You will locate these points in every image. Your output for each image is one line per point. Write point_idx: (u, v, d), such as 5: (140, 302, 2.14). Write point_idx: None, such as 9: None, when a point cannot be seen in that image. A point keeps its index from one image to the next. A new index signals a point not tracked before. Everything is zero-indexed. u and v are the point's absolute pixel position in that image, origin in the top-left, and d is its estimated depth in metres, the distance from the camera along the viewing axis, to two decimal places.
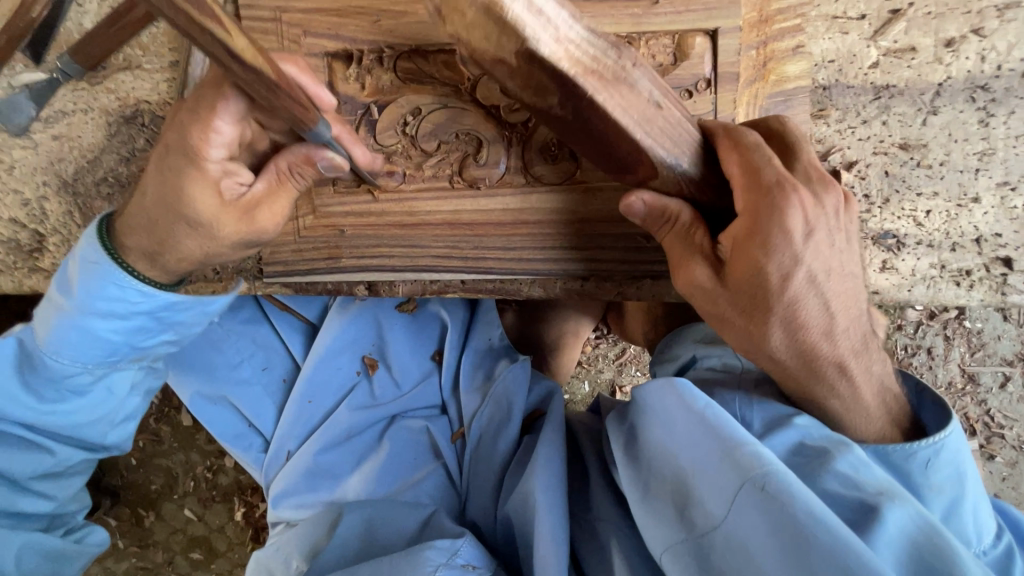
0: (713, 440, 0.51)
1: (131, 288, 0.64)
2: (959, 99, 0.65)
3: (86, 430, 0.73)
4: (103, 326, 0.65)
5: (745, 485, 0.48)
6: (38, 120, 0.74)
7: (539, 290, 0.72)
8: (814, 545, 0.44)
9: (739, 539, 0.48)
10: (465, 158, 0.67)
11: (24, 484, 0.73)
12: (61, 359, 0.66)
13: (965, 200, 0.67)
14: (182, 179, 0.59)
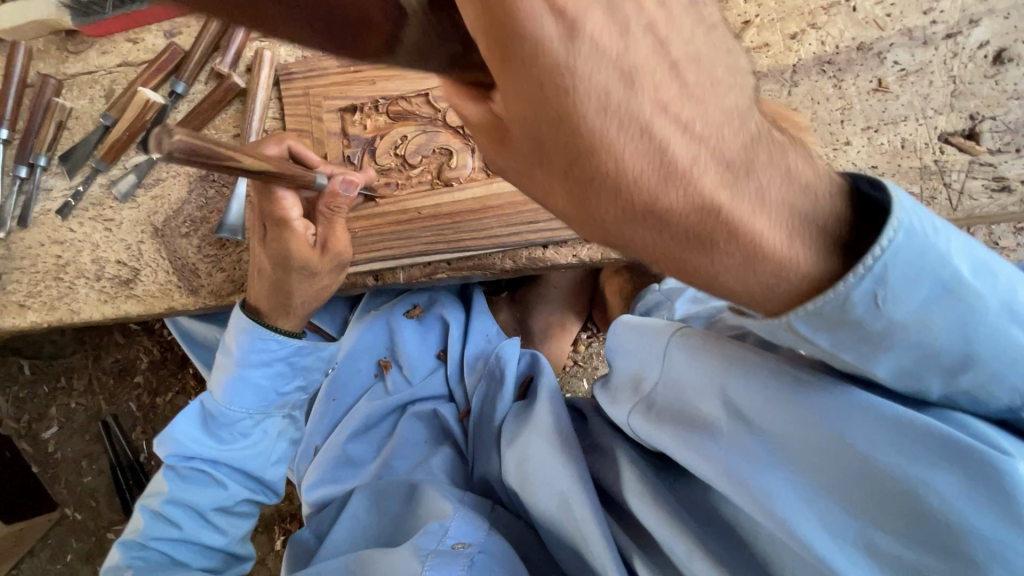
0: (667, 346, 0.62)
1: (272, 341, 0.92)
2: (812, 73, 0.84)
3: (250, 464, 0.96)
4: (258, 374, 0.93)
5: (670, 338, 0.62)
6: (142, 187, 1.04)
7: (509, 262, 0.90)
8: (713, 348, 0.57)
9: (672, 382, 0.62)
10: (440, 165, 0.90)
11: (208, 518, 0.94)
12: (230, 405, 0.93)
13: (840, 144, 0.82)
14: (284, 239, 0.84)
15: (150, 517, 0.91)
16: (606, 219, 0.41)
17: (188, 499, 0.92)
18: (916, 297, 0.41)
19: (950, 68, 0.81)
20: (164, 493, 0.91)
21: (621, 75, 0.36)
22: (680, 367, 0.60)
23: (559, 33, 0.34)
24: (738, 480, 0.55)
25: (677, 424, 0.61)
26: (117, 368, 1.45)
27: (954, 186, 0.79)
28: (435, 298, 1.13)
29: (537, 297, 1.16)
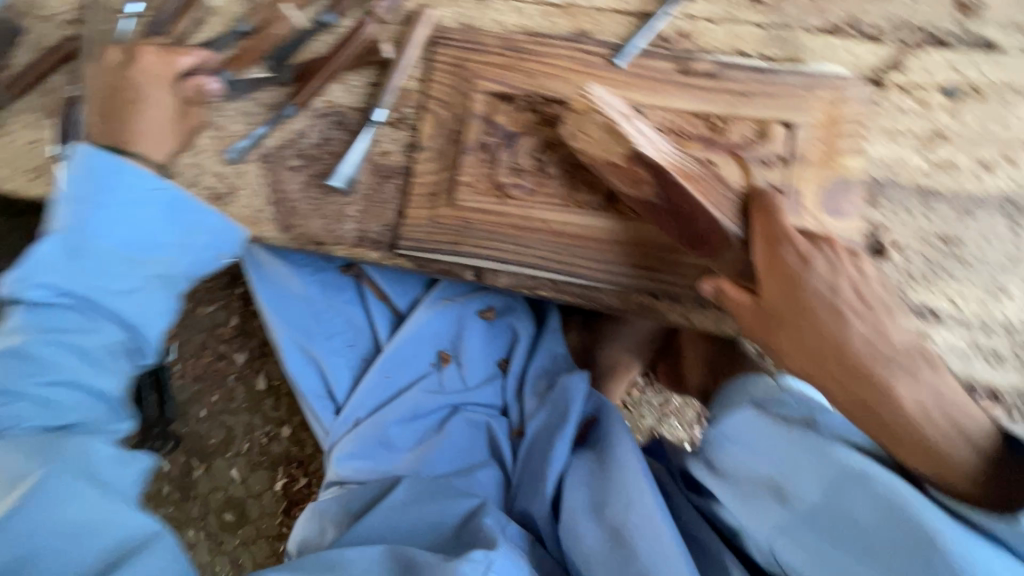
0: (835, 478, 0.70)
1: (117, 169, 0.81)
2: (993, 209, 0.79)
3: (122, 307, 0.83)
4: (110, 204, 0.81)
5: (841, 475, 0.69)
6: (261, 106, 0.99)
7: (618, 301, 0.86)
8: (871, 482, 0.67)
9: (839, 510, 0.69)
10: (579, 184, 0.86)
11: (87, 358, 0.81)
12: (70, 237, 0.79)
13: (997, 291, 0.78)
14: None
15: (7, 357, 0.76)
16: (803, 362, 0.70)
17: (68, 336, 0.80)
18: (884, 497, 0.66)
19: None
20: (18, 340, 0.77)
21: (828, 263, 0.70)
22: (865, 505, 0.67)
23: (799, 263, 0.70)
24: None
25: (822, 550, 0.70)
26: None
27: None
28: (511, 305, 1.10)
29: (612, 332, 1.13)
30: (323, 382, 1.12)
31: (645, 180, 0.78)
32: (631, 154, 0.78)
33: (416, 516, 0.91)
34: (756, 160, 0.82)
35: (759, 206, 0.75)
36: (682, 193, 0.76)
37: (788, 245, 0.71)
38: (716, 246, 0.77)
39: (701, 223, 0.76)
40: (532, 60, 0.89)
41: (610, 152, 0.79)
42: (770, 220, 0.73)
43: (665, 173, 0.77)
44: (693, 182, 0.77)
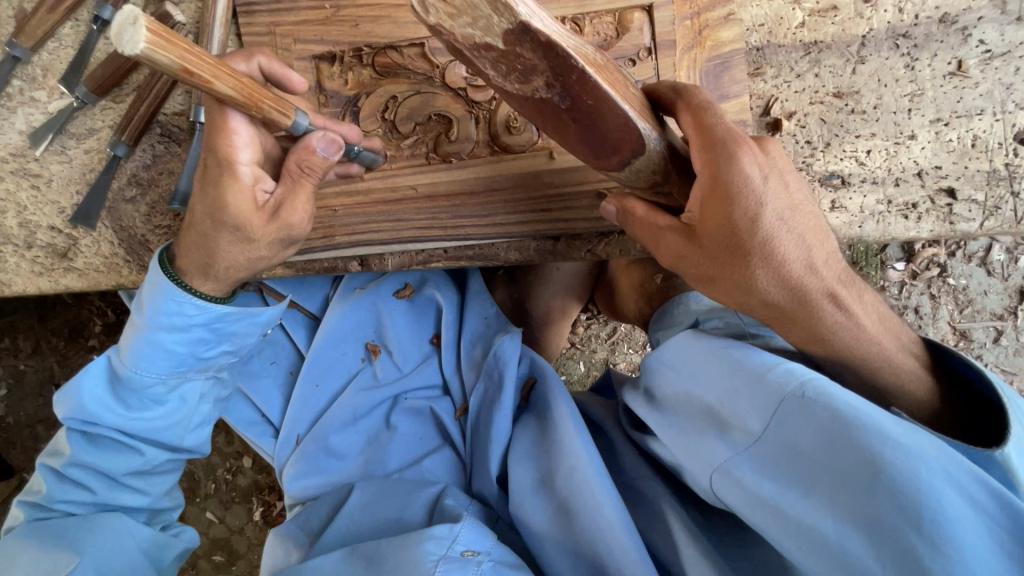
0: (775, 398, 0.55)
1: (189, 304, 0.78)
2: (883, 47, 0.71)
3: (166, 434, 0.87)
4: (172, 341, 0.79)
5: (784, 398, 0.54)
6: (72, 138, 0.86)
7: (515, 254, 0.78)
8: (819, 404, 0.51)
9: (783, 440, 0.54)
10: (438, 136, 0.76)
11: (120, 480, 0.86)
12: (141, 371, 0.81)
13: (902, 138, 0.71)
14: (221, 186, 0.67)
15: (55, 476, 0.84)
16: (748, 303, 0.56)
17: (96, 465, 0.84)
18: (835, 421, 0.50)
19: None
20: (68, 456, 0.83)
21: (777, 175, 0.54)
22: (811, 429, 0.52)
23: (758, 179, 0.53)
24: (821, 549, 0.51)
25: (763, 484, 0.55)
26: (69, 330, 1.31)
27: (1022, 197, 0.70)
28: (427, 278, 1.04)
29: (537, 278, 1.06)
30: (255, 408, 1.07)
31: (533, 68, 0.46)
32: (515, 29, 0.43)
33: (374, 515, 0.89)
34: (620, 59, 0.72)
35: (681, 100, 0.58)
36: (587, 86, 0.47)
37: (745, 152, 0.53)
38: (627, 156, 0.55)
39: (611, 129, 0.52)
40: (348, 5, 0.76)
41: (482, 31, 0.44)
42: (704, 121, 0.55)
43: (570, 63, 0.45)
44: (601, 72, 0.49)
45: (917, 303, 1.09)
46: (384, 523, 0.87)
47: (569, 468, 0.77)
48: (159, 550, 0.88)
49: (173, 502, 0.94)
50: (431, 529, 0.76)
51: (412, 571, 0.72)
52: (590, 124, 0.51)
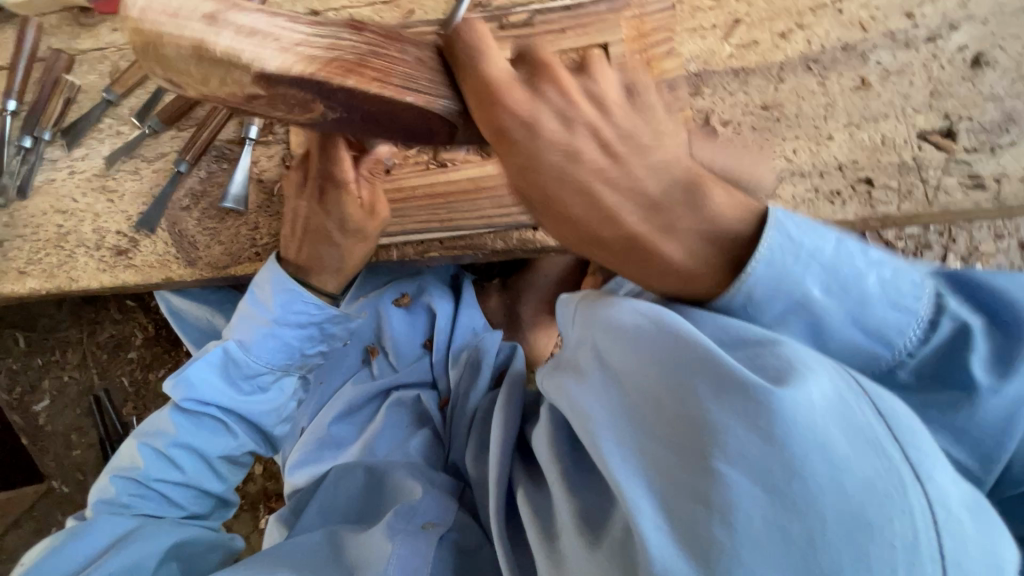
0: (591, 310, 0.58)
1: (310, 304, 0.95)
2: (799, 70, 0.87)
3: (264, 421, 1.01)
4: (289, 333, 0.97)
5: (574, 304, 0.64)
6: (145, 160, 1.06)
7: (501, 243, 0.92)
8: (593, 296, 0.61)
9: (570, 339, 0.62)
10: (437, 146, 0.92)
11: (211, 463, 0.99)
12: (256, 358, 0.96)
13: (821, 139, 0.85)
14: (338, 199, 0.87)
15: (152, 455, 0.95)
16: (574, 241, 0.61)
17: (198, 445, 0.97)
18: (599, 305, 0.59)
19: (929, 70, 0.84)
20: (172, 437, 0.95)
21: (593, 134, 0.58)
22: (613, 322, 0.54)
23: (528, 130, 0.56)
24: (577, 411, 0.54)
25: (574, 387, 0.55)
26: (112, 344, 1.46)
27: (931, 182, 0.82)
28: (424, 287, 1.16)
29: (527, 285, 1.19)
30: None
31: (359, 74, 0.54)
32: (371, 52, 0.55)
33: (354, 491, 0.98)
34: None
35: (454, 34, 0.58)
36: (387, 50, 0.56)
37: (506, 94, 0.56)
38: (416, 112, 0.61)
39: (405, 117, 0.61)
40: None
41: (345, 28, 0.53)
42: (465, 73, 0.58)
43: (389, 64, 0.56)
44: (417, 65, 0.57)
45: None
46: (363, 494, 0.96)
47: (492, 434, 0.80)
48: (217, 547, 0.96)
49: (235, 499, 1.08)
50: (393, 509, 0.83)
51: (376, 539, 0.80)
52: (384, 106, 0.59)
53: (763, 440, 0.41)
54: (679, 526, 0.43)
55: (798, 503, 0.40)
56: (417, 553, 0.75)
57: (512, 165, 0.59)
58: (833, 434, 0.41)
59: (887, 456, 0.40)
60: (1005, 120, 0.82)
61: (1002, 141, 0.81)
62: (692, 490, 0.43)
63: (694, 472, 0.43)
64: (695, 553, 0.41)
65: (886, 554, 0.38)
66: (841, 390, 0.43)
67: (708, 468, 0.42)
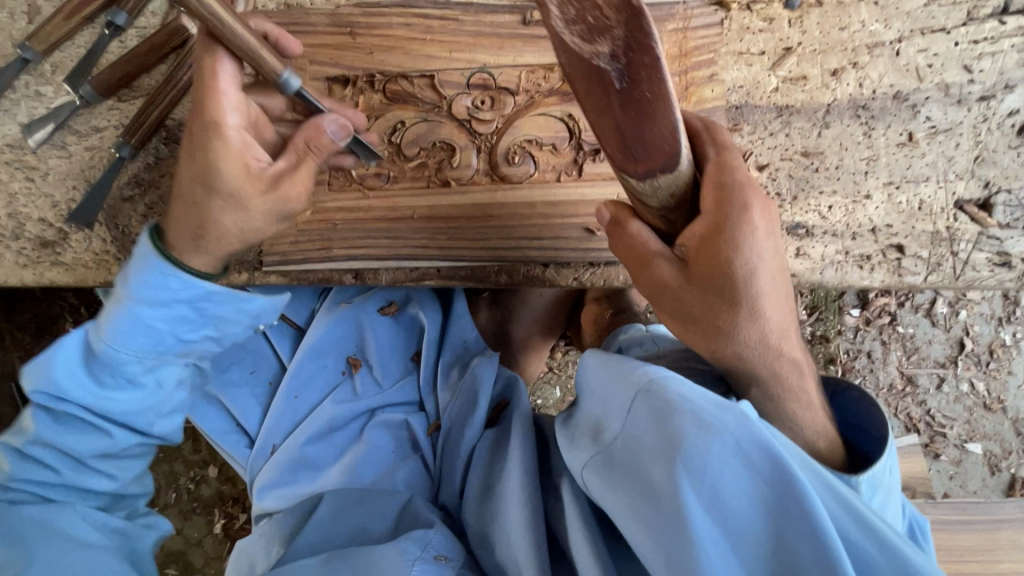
0: (685, 444, 0.54)
1: (175, 278, 0.71)
2: (845, 116, 0.80)
3: (137, 420, 0.77)
4: (155, 316, 0.71)
5: (637, 393, 0.60)
6: (75, 134, 0.87)
7: (506, 277, 0.82)
8: (665, 399, 0.57)
9: (632, 434, 0.60)
10: (441, 161, 0.80)
11: (86, 464, 0.77)
12: (117, 347, 0.72)
13: (859, 197, 0.80)
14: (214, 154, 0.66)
15: (16, 455, 0.75)
16: (701, 344, 0.65)
17: (64, 447, 0.74)
18: (674, 416, 0.56)
19: (978, 133, 0.79)
20: (30, 434, 0.74)
21: (768, 250, 0.62)
22: (729, 479, 0.53)
23: (765, 232, 0.61)
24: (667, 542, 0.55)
25: (675, 536, 0.54)
26: (36, 326, 1.28)
27: (960, 256, 0.79)
28: (412, 295, 1.09)
29: (520, 303, 1.12)
30: (228, 417, 1.07)
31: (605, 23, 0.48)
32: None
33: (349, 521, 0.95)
34: None
35: (708, 133, 0.66)
36: (652, 76, 0.50)
37: (750, 205, 0.61)
38: (650, 146, 0.54)
39: (652, 135, 0.53)
40: (365, 34, 0.81)
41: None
42: (723, 164, 0.63)
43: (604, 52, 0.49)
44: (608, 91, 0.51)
45: (869, 348, 1.18)
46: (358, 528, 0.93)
47: (504, 477, 0.87)
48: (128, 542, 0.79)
49: (140, 487, 0.85)
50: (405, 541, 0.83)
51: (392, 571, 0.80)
52: (635, 120, 0.52)
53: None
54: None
55: None
56: None
57: (712, 271, 0.61)
58: None
59: None
60: None
61: None
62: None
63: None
64: None
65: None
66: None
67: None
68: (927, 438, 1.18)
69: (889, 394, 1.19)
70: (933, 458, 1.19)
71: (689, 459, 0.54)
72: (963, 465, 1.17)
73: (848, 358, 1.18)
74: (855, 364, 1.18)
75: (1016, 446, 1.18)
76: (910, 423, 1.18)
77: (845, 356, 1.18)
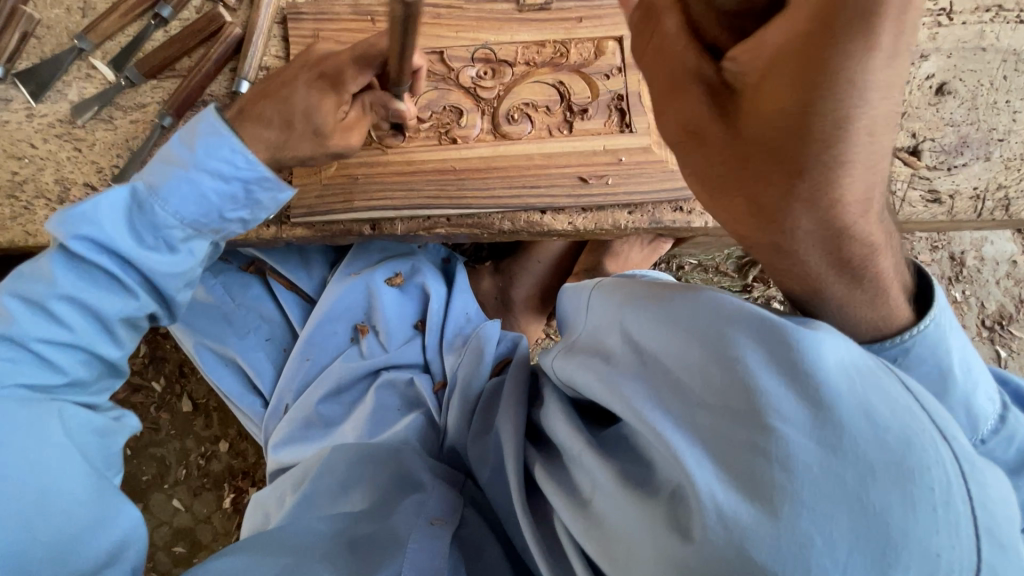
0: (621, 300, 0.61)
1: (240, 155, 0.79)
2: None
3: (166, 284, 0.83)
4: (209, 184, 0.79)
5: (592, 287, 0.69)
6: (121, 109, 0.98)
7: (508, 224, 0.92)
8: (615, 281, 0.66)
9: (590, 325, 0.66)
10: (450, 122, 0.92)
11: (110, 327, 0.81)
12: (167, 207, 0.79)
13: None
14: (323, 96, 0.81)
15: (25, 309, 0.76)
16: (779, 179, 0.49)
17: (91, 303, 0.79)
18: (614, 290, 0.64)
19: (903, 93, 0.94)
20: (54, 286, 0.76)
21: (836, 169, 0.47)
22: (649, 308, 0.57)
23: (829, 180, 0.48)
24: (610, 382, 0.56)
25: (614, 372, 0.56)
26: None
27: (898, 194, 0.92)
28: (417, 267, 1.16)
29: (520, 268, 1.21)
30: (247, 382, 1.14)
31: None
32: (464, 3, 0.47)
33: (352, 476, 0.95)
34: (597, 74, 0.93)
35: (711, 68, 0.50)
36: None
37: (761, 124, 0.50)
38: None
39: None
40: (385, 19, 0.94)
41: None
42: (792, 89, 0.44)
43: None
44: None
45: None
46: (364, 484, 0.95)
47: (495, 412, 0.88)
48: (107, 438, 0.82)
49: (123, 369, 0.88)
50: (405, 517, 0.85)
51: (392, 542, 0.81)
52: None
53: (785, 379, 0.43)
54: (727, 464, 0.44)
55: (849, 451, 0.40)
56: (435, 549, 0.79)
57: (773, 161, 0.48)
58: (863, 388, 0.42)
59: (919, 415, 0.41)
60: (960, 143, 0.93)
61: (957, 161, 0.92)
62: (756, 427, 0.43)
63: (741, 421, 0.44)
64: (749, 492, 0.42)
65: (930, 495, 0.39)
66: (868, 364, 0.44)
67: (759, 418, 0.43)
68: None
69: None
70: None
71: (626, 310, 0.60)
72: None
73: None
74: None
75: None
76: None
77: None
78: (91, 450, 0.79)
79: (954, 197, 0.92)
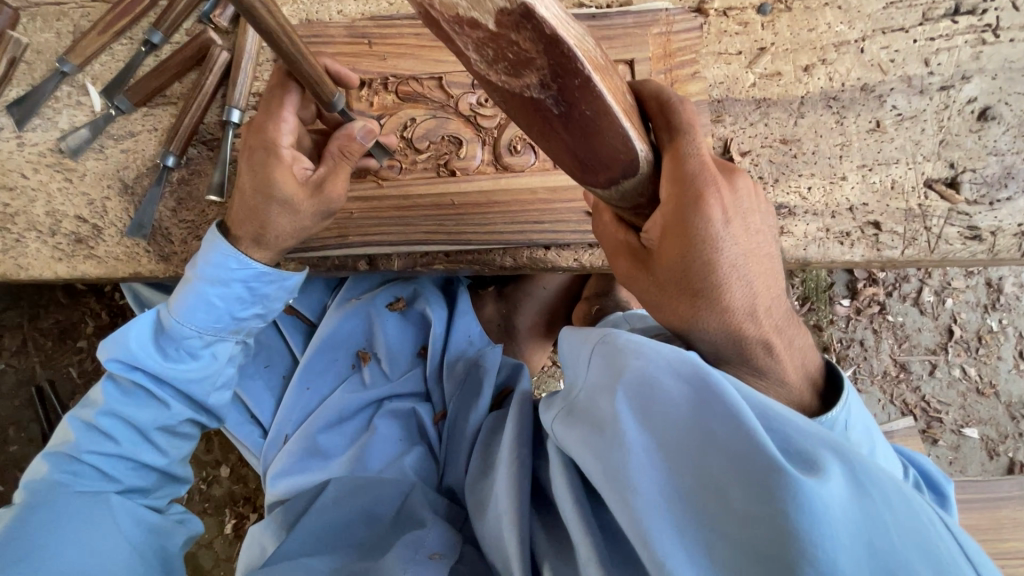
0: (625, 374, 0.55)
1: (236, 259, 0.78)
2: (818, 106, 0.87)
3: (195, 389, 0.84)
4: (216, 294, 0.79)
5: (593, 344, 0.62)
6: (112, 137, 0.95)
7: (510, 259, 0.88)
8: (617, 342, 0.59)
9: (590, 390, 0.60)
10: (449, 153, 0.87)
11: (148, 436, 0.83)
12: (184, 323, 0.80)
13: (836, 178, 0.86)
14: (269, 167, 0.75)
15: (83, 427, 0.81)
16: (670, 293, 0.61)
17: (128, 416, 0.81)
18: (617, 357, 0.57)
19: (941, 119, 0.86)
20: (99, 405, 0.80)
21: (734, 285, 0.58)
22: (659, 400, 0.52)
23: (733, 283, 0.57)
24: (614, 481, 0.52)
25: (618, 471, 0.52)
26: (58, 331, 1.33)
27: (934, 231, 0.85)
28: (418, 292, 1.12)
29: (524, 295, 1.16)
30: (243, 411, 1.11)
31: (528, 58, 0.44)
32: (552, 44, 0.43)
33: (349, 511, 0.93)
34: None
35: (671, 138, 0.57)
36: (588, 94, 0.47)
37: (713, 197, 0.55)
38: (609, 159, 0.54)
39: (606, 144, 0.52)
40: (380, 42, 0.89)
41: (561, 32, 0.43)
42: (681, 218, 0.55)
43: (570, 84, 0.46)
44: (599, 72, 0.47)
45: (862, 337, 1.22)
46: (361, 519, 0.93)
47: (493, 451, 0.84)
48: (164, 536, 0.84)
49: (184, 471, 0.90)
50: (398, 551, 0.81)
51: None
52: (584, 137, 0.51)
53: (817, 532, 0.41)
54: None
55: None
56: None
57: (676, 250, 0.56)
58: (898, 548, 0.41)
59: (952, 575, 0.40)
60: (1004, 175, 0.85)
61: (1000, 195, 0.84)
62: (781, 574, 0.41)
63: (763, 570, 0.42)
64: None
65: None
66: (900, 513, 0.42)
67: (784, 572, 0.41)
68: (925, 424, 1.21)
69: (884, 381, 1.23)
70: (932, 444, 1.21)
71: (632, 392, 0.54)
72: (961, 449, 1.19)
73: (842, 346, 1.23)
74: (849, 352, 1.23)
75: (1012, 430, 1.21)
76: (906, 409, 1.21)
77: (838, 345, 1.23)
78: (145, 545, 0.81)
79: (996, 234, 0.84)
